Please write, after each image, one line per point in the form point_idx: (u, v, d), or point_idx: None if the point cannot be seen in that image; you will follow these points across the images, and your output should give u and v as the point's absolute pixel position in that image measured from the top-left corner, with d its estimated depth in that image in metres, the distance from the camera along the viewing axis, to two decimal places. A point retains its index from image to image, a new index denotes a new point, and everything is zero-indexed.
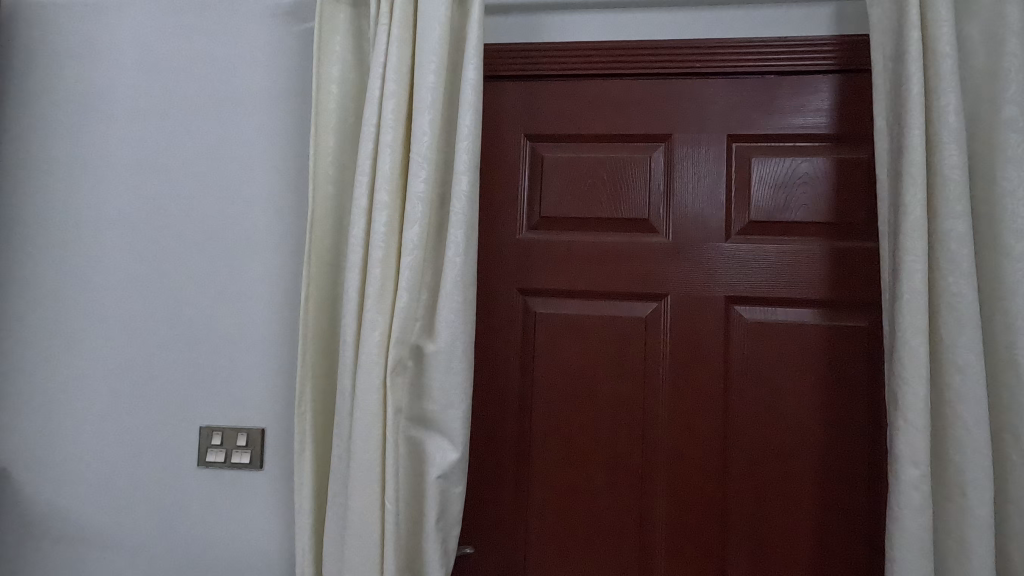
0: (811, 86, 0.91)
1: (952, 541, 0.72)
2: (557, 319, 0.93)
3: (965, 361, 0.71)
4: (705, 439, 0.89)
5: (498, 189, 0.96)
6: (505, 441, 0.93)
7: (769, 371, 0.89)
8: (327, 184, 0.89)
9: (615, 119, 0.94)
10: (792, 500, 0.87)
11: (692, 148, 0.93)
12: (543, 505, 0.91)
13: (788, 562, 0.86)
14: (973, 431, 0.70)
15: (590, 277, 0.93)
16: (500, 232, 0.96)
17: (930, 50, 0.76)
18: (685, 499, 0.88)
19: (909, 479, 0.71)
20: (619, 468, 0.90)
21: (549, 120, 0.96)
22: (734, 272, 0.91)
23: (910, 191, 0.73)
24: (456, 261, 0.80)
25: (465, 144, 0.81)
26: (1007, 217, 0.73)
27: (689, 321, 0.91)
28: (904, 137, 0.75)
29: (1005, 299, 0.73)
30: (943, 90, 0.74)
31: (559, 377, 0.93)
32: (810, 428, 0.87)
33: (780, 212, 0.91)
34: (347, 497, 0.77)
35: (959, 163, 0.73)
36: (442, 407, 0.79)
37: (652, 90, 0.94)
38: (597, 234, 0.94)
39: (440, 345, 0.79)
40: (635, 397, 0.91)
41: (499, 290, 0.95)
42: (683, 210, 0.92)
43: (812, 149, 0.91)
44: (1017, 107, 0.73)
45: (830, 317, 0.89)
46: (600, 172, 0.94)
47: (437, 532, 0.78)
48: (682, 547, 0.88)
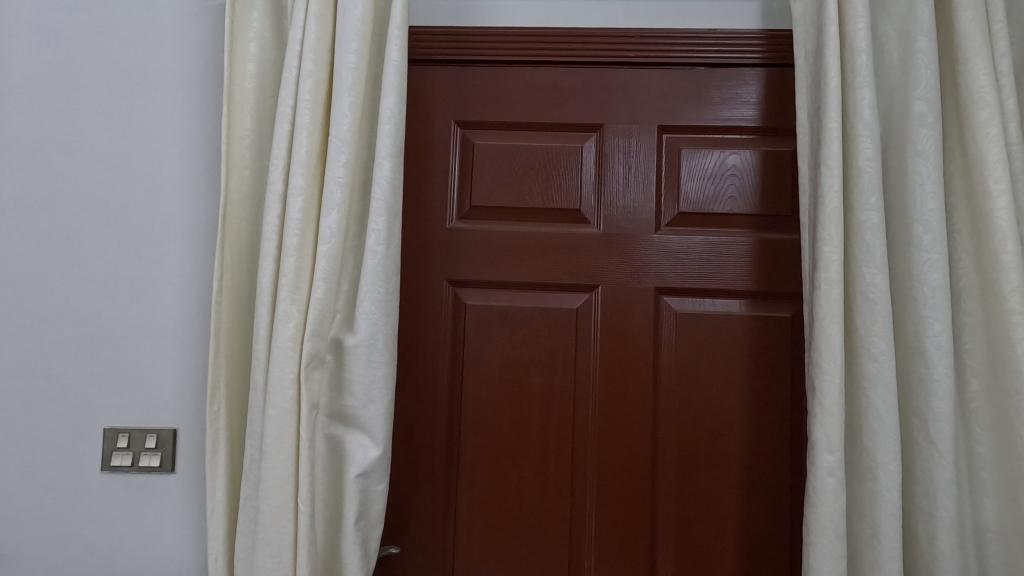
0: (739, 78, 0.91)
1: (863, 525, 0.74)
2: (487, 311, 0.91)
3: (877, 349, 0.73)
4: (635, 429, 0.89)
5: (426, 176, 0.93)
6: (432, 435, 0.90)
7: (697, 362, 0.90)
8: (243, 168, 0.84)
9: (546, 107, 0.93)
10: (718, 486, 0.88)
11: (624, 139, 0.92)
12: (472, 500, 0.89)
13: (715, 548, 0.87)
14: (884, 417, 0.72)
15: (520, 267, 0.91)
16: (428, 221, 0.93)
17: (848, 44, 0.77)
18: (615, 489, 0.88)
19: (825, 465, 0.72)
20: (549, 460, 0.89)
21: (480, 107, 0.93)
22: (663, 263, 0.91)
23: (828, 182, 0.75)
24: (377, 251, 0.77)
25: (387, 129, 0.78)
26: (916, 210, 0.75)
27: (620, 312, 0.90)
28: (823, 131, 0.76)
29: (914, 290, 0.75)
30: (859, 84, 0.76)
31: (489, 370, 0.91)
32: (735, 417, 0.89)
33: (709, 203, 0.91)
34: (258, 499, 0.73)
35: (873, 155, 0.75)
36: (362, 403, 0.76)
37: (585, 78, 0.92)
38: (529, 224, 0.92)
39: (360, 339, 0.76)
40: (565, 388, 0.90)
41: (427, 280, 0.92)
42: (615, 200, 0.92)
43: (739, 142, 0.92)
44: (927, 103, 0.76)
45: (756, 308, 0.90)
46: (532, 161, 0.92)
47: (356, 532, 0.75)
48: (611, 540, 0.88)
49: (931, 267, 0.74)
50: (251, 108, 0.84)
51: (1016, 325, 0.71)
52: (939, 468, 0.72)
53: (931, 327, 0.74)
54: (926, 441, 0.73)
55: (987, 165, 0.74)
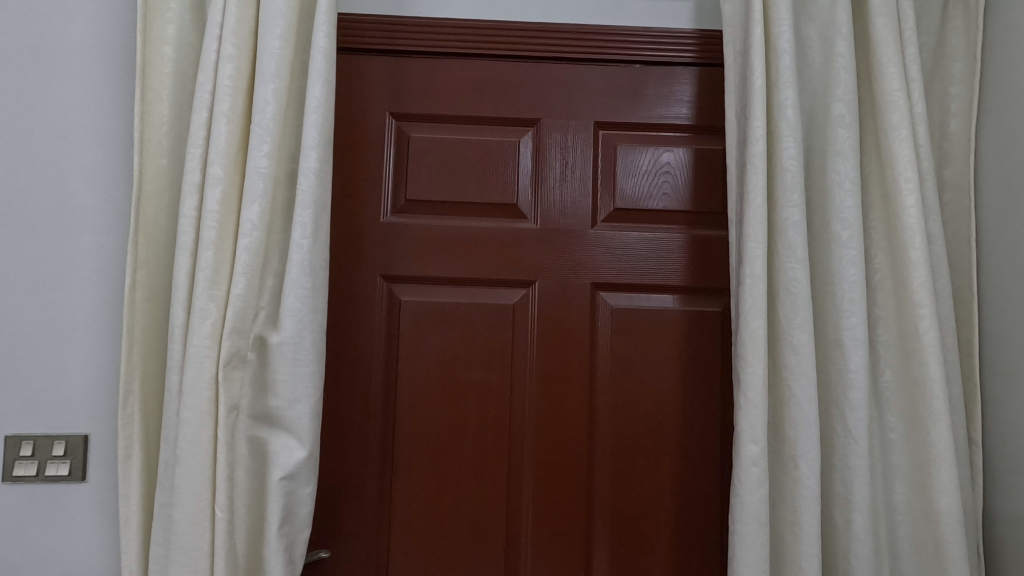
0: (673, 77, 0.93)
1: (785, 511, 0.76)
2: (423, 307, 0.90)
3: (798, 342, 0.75)
4: (571, 425, 0.89)
5: (359, 169, 0.90)
6: (365, 435, 0.88)
7: (632, 358, 0.91)
8: (159, 157, 0.80)
9: (483, 101, 0.92)
10: (652, 479, 0.89)
11: (561, 134, 0.92)
12: (406, 500, 0.87)
13: (649, 540, 0.88)
14: (804, 407, 0.75)
15: (457, 263, 0.90)
16: (361, 215, 0.90)
17: (773, 46, 0.80)
18: (551, 486, 0.88)
19: (750, 455, 0.74)
20: (486, 457, 0.88)
21: (416, 99, 0.91)
22: (599, 258, 0.91)
23: (753, 180, 0.77)
24: (302, 245, 0.74)
25: (313, 118, 0.75)
26: (836, 207, 0.78)
27: (556, 308, 0.90)
28: (749, 129, 0.78)
29: (833, 284, 0.78)
30: (783, 85, 0.78)
31: (425, 367, 0.89)
32: (668, 410, 0.90)
33: (644, 200, 0.93)
34: (171, 506, 0.69)
35: (795, 154, 0.77)
36: (287, 403, 0.73)
37: (522, 72, 0.92)
38: (466, 219, 0.91)
39: (284, 336, 0.73)
40: (502, 385, 0.89)
41: (360, 276, 0.90)
42: (552, 196, 0.92)
43: (674, 140, 0.94)
44: (845, 105, 0.79)
45: (689, 303, 0.92)
46: (469, 155, 0.91)
47: (280, 537, 0.72)
48: (548, 536, 0.87)
49: (849, 262, 0.77)
50: (168, 92, 0.80)
51: (922, 317, 0.75)
52: (854, 454, 0.75)
53: (848, 320, 0.77)
54: (843, 429, 0.76)
55: (898, 165, 0.77)
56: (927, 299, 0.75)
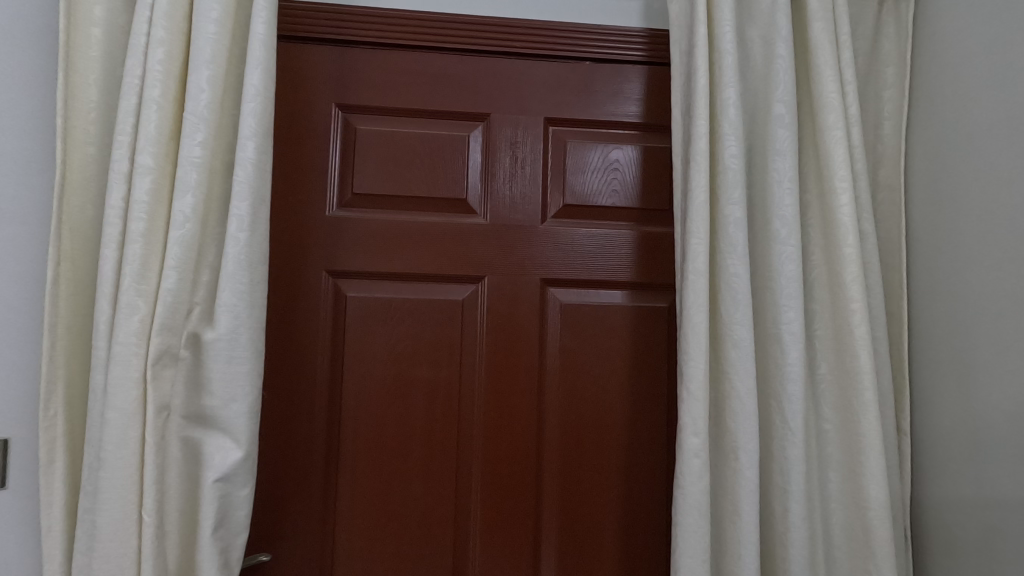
0: (622, 75, 0.94)
1: (726, 502, 0.78)
2: (370, 303, 0.88)
3: (739, 336, 0.77)
4: (521, 420, 0.89)
5: (303, 161, 0.88)
6: (309, 434, 0.85)
7: (581, 353, 0.91)
8: (86, 144, 0.75)
9: (432, 94, 0.90)
10: (601, 473, 0.90)
11: (511, 129, 0.92)
12: (352, 500, 0.85)
13: (597, 534, 0.89)
14: (744, 399, 0.76)
15: (405, 258, 0.89)
16: (305, 208, 0.88)
17: (717, 47, 0.81)
18: (500, 482, 0.88)
19: (692, 447, 0.75)
20: (434, 454, 0.87)
21: (363, 90, 0.89)
22: (548, 254, 0.91)
23: (696, 177, 0.78)
24: (239, 238, 0.71)
25: (251, 107, 0.73)
26: (775, 205, 0.80)
27: (505, 304, 0.90)
28: (693, 127, 0.79)
29: (772, 280, 0.80)
30: (725, 85, 0.80)
31: (372, 365, 0.87)
32: (616, 405, 0.91)
33: (593, 196, 0.93)
34: (94, 512, 0.66)
35: (737, 152, 0.79)
36: (221, 402, 0.70)
37: (472, 66, 0.91)
38: (414, 213, 0.90)
39: (219, 333, 0.70)
40: (451, 382, 0.88)
41: (304, 271, 0.87)
42: (502, 191, 0.91)
43: (622, 137, 0.95)
44: (784, 105, 0.81)
45: (637, 299, 0.93)
46: (418, 148, 0.90)
47: (214, 542, 0.69)
48: (496, 533, 0.87)
49: (787, 258, 0.79)
50: (96, 77, 0.76)
51: (854, 311, 0.77)
52: (791, 445, 0.77)
53: (786, 314, 0.79)
54: (781, 420, 0.78)
55: (833, 165, 0.80)
56: (858, 294, 0.77)
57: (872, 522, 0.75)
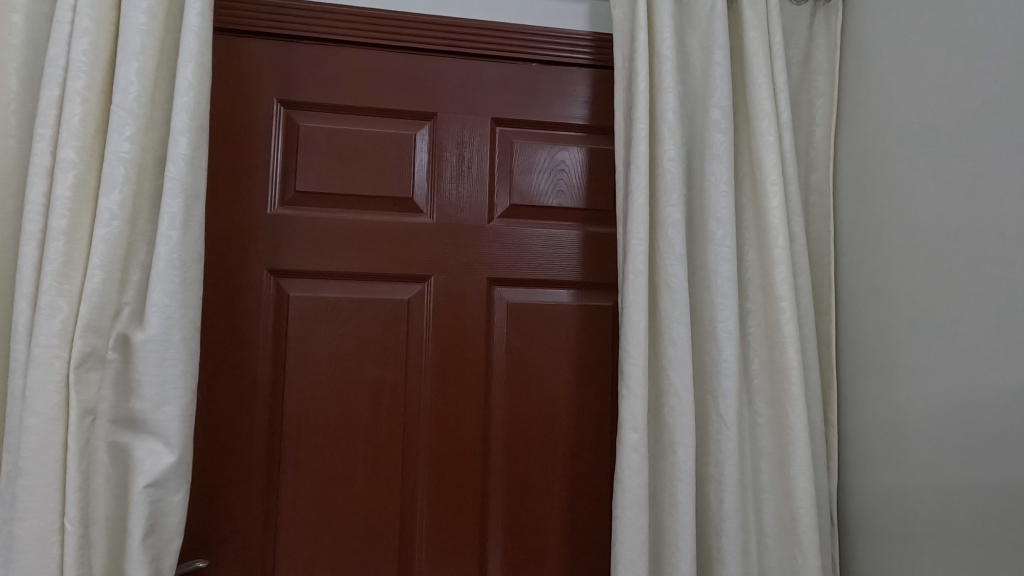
0: (568, 78, 0.96)
1: (665, 495, 0.80)
2: (313, 302, 0.87)
3: (677, 333, 0.79)
4: (467, 419, 0.89)
5: (244, 157, 0.86)
6: (249, 436, 0.84)
7: (527, 352, 0.92)
8: (5, 136, 0.72)
9: (377, 91, 0.90)
10: (546, 469, 0.91)
11: (458, 128, 0.92)
12: (294, 503, 0.84)
13: (542, 530, 0.90)
14: (682, 395, 0.79)
15: (349, 257, 0.88)
16: (246, 206, 0.86)
17: (657, 52, 0.83)
18: (446, 480, 0.88)
19: (631, 442, 0.77)
20: (379, 454, 0.87)
21: (306, 86, 0.88)
22: (495, 253, 0.92)
23: (636, 179, 0.80)
24: (171, 236, 0.69)
25: (184, 101, 0.71)
26: (712, 207, 0.83)
27: (452, 304, 0.90)
28: (633, 130, 0.81)
29: (709, 279, 0.83)
30: (665, 90, 0.82)
31: (315, 365, 0.86)
32: (562, 402, 0.92)
33: (539, 196, 0.94)
34: (12, 521, 0.63)
35: (675, 155, 0.82)
36: (152, 405, 0.68)
37: (418, 64, 0.91)
38: (359, 212, 0.89)
39: (150, 334, 0.68)
40: (396, 381, 0.88)
41: (244, 270, 0.85)
42: (449, 190, 0.91)
43: (569, 138, 0.97)
44: (721, 111, 0.84)
45: (583, 298, 0.95)
46: (363, 146, 0.89)
47: (145, 549, 0.67)
48: (442, 531, 0.87)
49: (722, 258, 0.82)
50: (15, 65, 0.72)
51: (784, 309, 0.81)
52: (725, 438, 0.80)
53: (721, 312, 0.82)
54: (716, 414, 0.81)
55: (766, 169, 0.83)
56: (788, 293, 0.81)
57: (800, 510, 0.78)
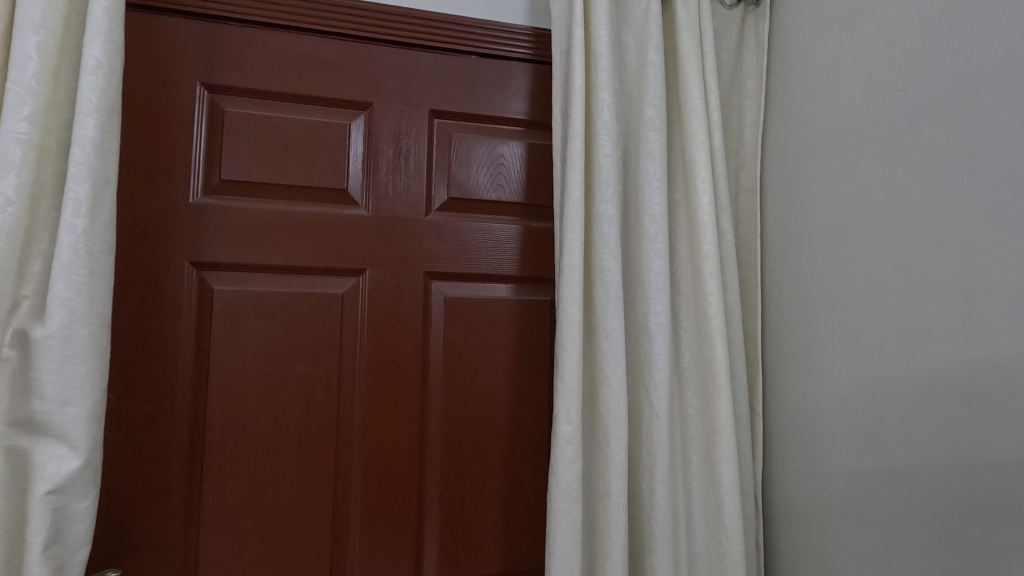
0: (507, 72, 0.95)
1: (598, 486, 0.82)
2: (239, 296, 0.83)
3: (611, 327, 0.81)
4: (402, 415, 0.88)
5: (163, 143, 0.81)
6: (170, 439, 0.79)
7: (465, 347, 0.92)
8: None
9: (309, 78, 0.87)
10: (483, 464, 0.91)
11: (394, 120, 0.90)
12: (218, 506, 0.80)
13: (479, 524, 0.90)
14: (615, 387, 0.80)
15: (279, 249, 0.85)
16: (166, 194, 0.81)
17: (594, 50, 0.84)
18: (381, 478, 0.86)
19: (565, 435, 0.78)
20: (310, 453, 0.84)
21: (233, 70, 0.84)
22: (432, 247, 0.91)
23: (572, 174, 0.81)
24: (76, 224, 0.64)
25: (91, 80, 0.66)
26: (646, 203, 0.85)
27: (387, 299, 0.88)
28: (569, 126, 0.82)
29: (643, 274, 0.85)
30: (601, 87, 0.83)
31: (241, 362, 0.83)
32: (500, 397, 0.92)
33: (478, 190, 0.94)
34: None
35: (610, 151, 0.83)
36: (54, 406, 0.63)
37: (353, 53, 0.88)
38: (289, 203, 0.86)
39: (51, 330, 0.63)
40: (328, 378, 0.86)
41: (163, 263, 0.80)
42: (385, 183, 0.89)
43: (508, 133, 0.96)
44: (655, 109, 0.85)
45: (521, 293, 0.95)
46: (293, 135, 0.86)
47: (45, 562, 0.62)
48: (376, 530, 0.85)
49: (655, 254, 0.84)
50: None
51: (712, 304, 0.84)
52: (657, 429, 0.82)
53: (653, 307, 0.83)
54: (649, 406, 0.83)
55: (697, 167, 0.86)
56: (715, 288, 0.84)
57: (725, 497, 0.81)
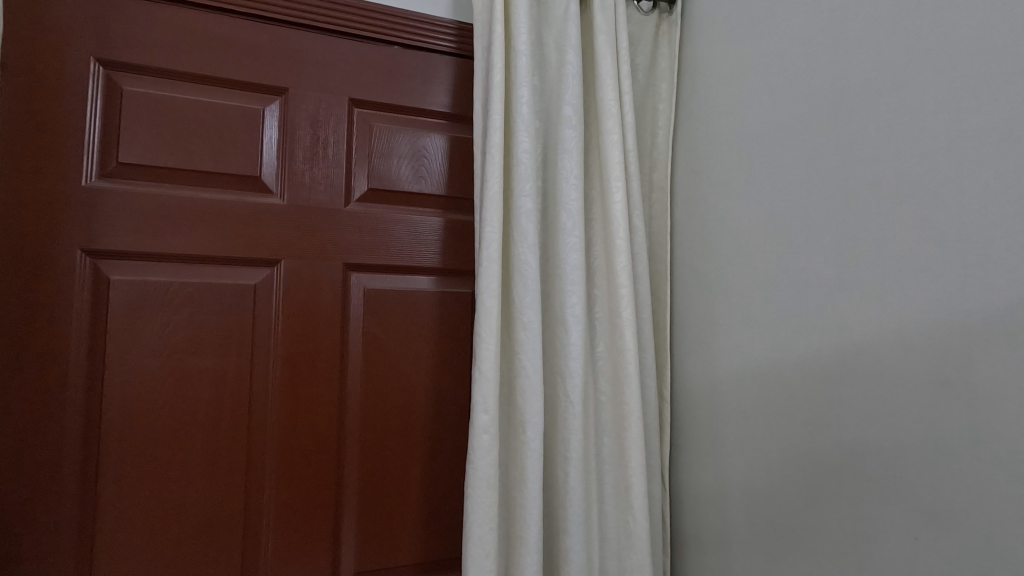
0: (430, 64, 0.96)
1: (515, 472, 0.84)
2: (139, 287, 0.78)
3: (529, 319, 0.83)
4: (320, 409, 0.86)
5: (51, 119, 0.75)
6: (60, 439, 0.74)
7: (385, 340, 0.91)
8: None
9: (218, 59, 0.83)
10: (403, 456, 0.91)
11: (311, 106, 0.88)
12: (117, 508, 0.76)
13: (398, 517, 0.90)
14: (531, 376, 0.83)
15: (184, 237, 0.81)
16: (54, 175, 0.75)
17: (514, 47, 0.86)
18: (296, 474, 0.84)
19: (482, 424, 0.79)
20: (219, 449, 0.81)
21: (134, 46, 0.79)
22: (352, 237, 0.90)
23: (491, 168, 0.82)
24: None
25: None
26: (564, 198, 0.88)
27: (303, 290, 0.86)
28: (489, 121, 0.83)
29: (559, 267, 0.88)
30: (520, 83, 0.85)
31: (143, 356, 0.78)
32: (420, 389, 0.93)
33: (399, 181, 0.93)
34: None
35: (529, 147, 0.85)
36: None
37: (266, 35, 0.85)
38: (197, 189, 0.82)
39: None
40: (240, 372, 0.83)
41: (51, 249, 0.75)
42: (301, 171, 0.87)
43: (431, 125, 0.96)
44: (572, 108, 0.88)
45: (442, 285, 0.96)
46: (201, 117, 0.82)
47: None
48: (290, 526, 0.84)
49: (571, 248, 0.87)
50: None
51: (623, 296, 0.88)
52: (571, 416, 0.86)
53: (569, 299, 0.86)
54: (564, 394, 0.86)
55: (611, 165, 0.90)
56: (626, 281, 0.88)
57: (633, 478, 0.86)
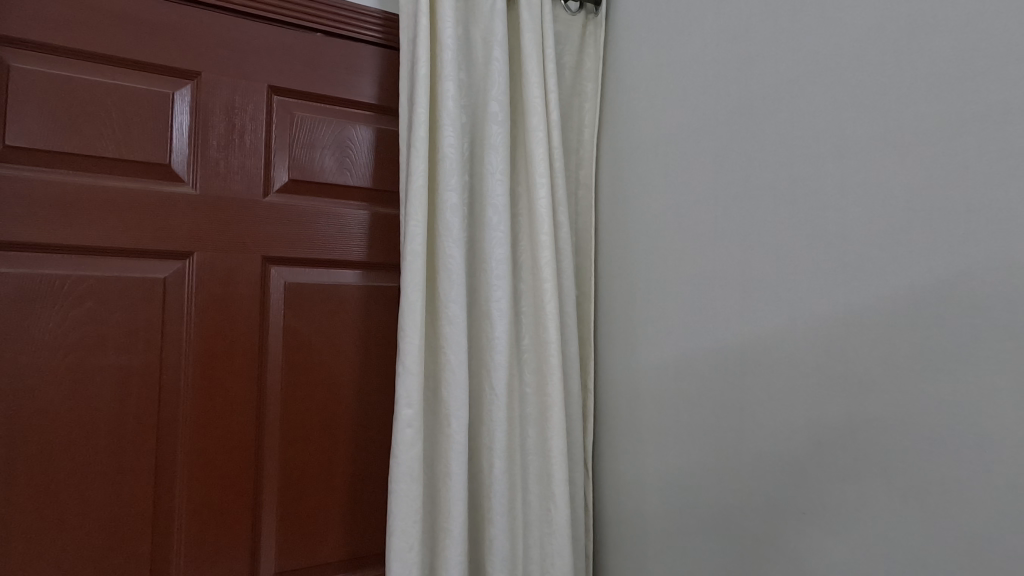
0: (355, 54, 0.94)
1: (440, 465, 0.85)
2: (32, 281, 0.73)
3: (454, 313, 0.84)
4: (237, 407, 0.83)
5: None
6: None
7: (308, 335, 0.89)
8: None
9: (122, 38, 0.78)
10: (327, 452, 0.90)
11: (227, 93, 0.84)
12: (6, 518, 0.71)
13: (321, 514, 0.89)
14: (456, 370, 0.83)
15: (84, 227, 0.76)
16: None
17: (439, 41, 0.86)
18: (211, 474, 0.81)
19: (406, 418, 0.79)
20: (125, 452, 0.77)
21: (23, 20, 0.73)
22: (271, 229, 0.87)
23: (415, 162, 0.82)
24: None
25: None
26: (490, 193, 0.88)
27: (218, 285, 0.83)
28: (414, 114, 0.83)
29: (485, 261, 0.89)
30: (446, 77, 0.85)
31: (36, 355, 0.73)
32: (345, 385, 0.92)
33: (322, 173, 0.91)
34: None
35: (454, 142, 0.85)
36: None
37: (177, 15, 0.81)
38: (99, 176, 0.77)
39: None
40: (148, 370, 0.79)
41: None
42: (215, 160, 0.83)
43: (357, 116, 0.95)
44: (498, 104, 0.89)
45: (368, 279, 0.95)
46: (103, 100, 0.77)
47: None
48: (204, 529, 0.81)
49: (497, 243, 0.88)
50: None
51: (547, 290, 0.90)
52: (496, 408, 0.87)
53: (495, 293, 0.88)
54: (490, 387, 0.88)
55: (536, 162, 0.91)
56: (550, 276, 0.90)
57: (556, 467, 0.88)
